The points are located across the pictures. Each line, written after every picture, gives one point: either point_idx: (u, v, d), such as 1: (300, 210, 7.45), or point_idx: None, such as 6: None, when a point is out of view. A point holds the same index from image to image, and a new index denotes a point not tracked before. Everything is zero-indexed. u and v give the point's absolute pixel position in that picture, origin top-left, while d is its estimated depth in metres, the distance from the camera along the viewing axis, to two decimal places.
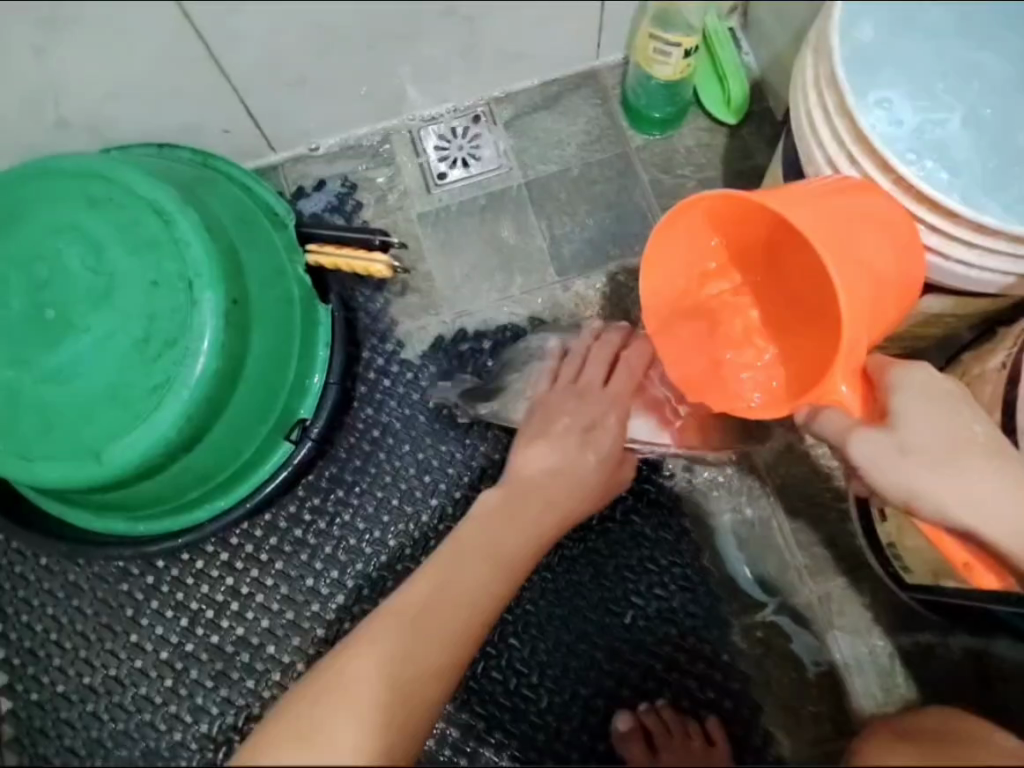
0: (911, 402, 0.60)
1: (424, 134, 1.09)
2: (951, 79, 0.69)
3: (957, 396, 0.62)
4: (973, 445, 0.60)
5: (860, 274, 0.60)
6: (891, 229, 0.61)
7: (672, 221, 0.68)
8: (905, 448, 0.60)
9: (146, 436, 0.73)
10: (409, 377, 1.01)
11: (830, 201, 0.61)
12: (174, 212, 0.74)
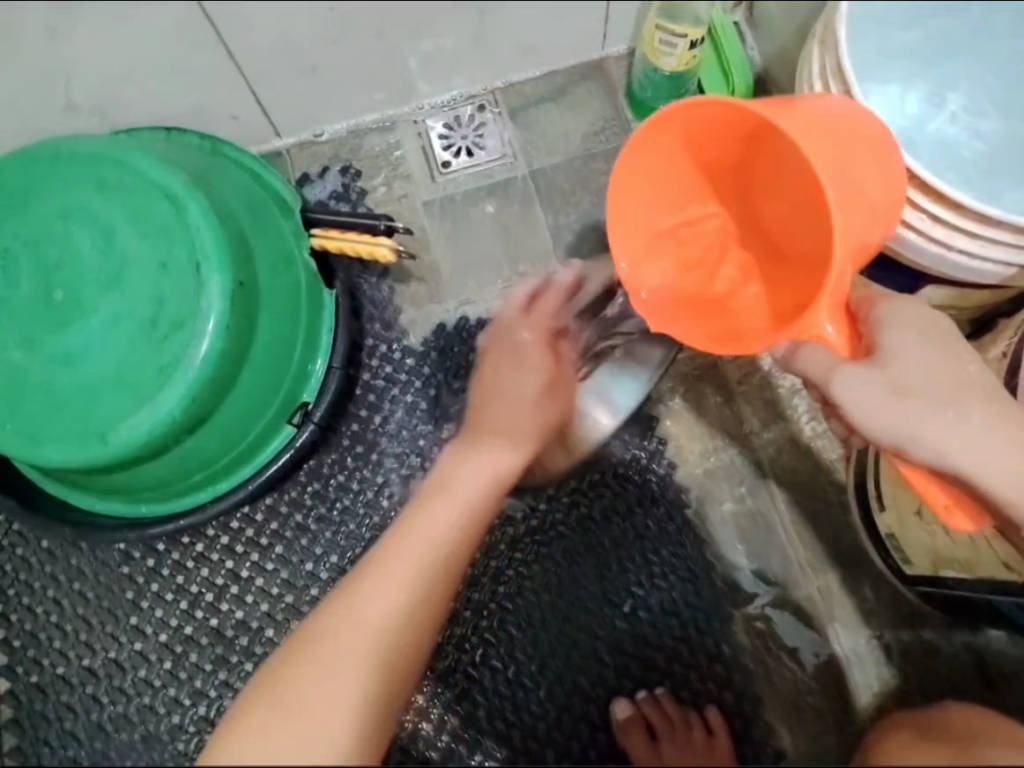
0: (895, 336, 0.61)
1: (430, 123, 1.09)
2: (961, 70, 0.68)
3: (935, 333, 0.63)
4: (952, 381, 0.61)
5: (852, 201, 0.58)
6: (880, 158, 0.61)
7: (650, 132, 0.64)
8: (891, 386, 0.60)
9: (150, 418, 0.73)
10: (411, 365, 1.01)
11: (818, 121, 0.59)
12: (184, 195, 0.74)
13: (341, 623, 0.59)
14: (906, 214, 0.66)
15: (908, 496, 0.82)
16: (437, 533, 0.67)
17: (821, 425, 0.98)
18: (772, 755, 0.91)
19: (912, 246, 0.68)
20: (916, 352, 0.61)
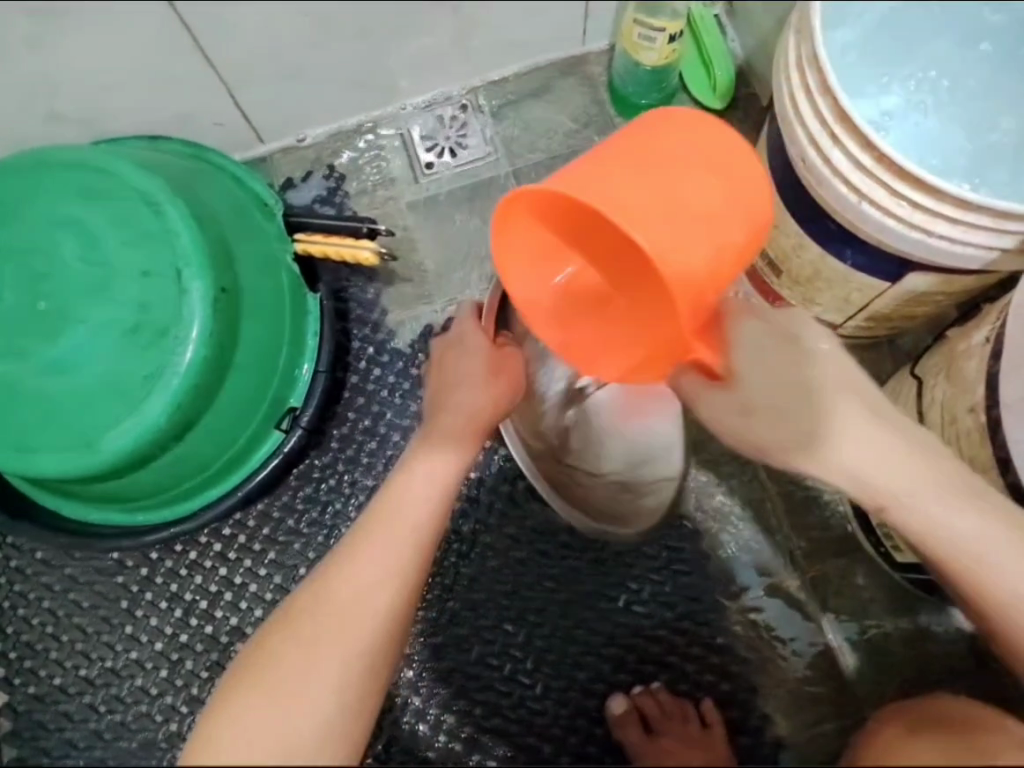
0: (746, 360, 0.61)
1: (413, 125, 1.09)
2: (937, 57, 0.68)
3: (806, 350, 0.62)
4: (816, 400, 0.60)
5: (690, 236, 0.54)
6: (719, 169, 0.55)
7: (501, 223, 0.63)
8: (744, 410, 0.63)
9: (137, 425, 0.73)
10: (400, 366, 1.01)
11: (636, 177, 0.54)
12: (165, 203, 0.74)
13: (326, 613, 0.60)
14: (886, 202, 0.66)
15: None
16: (411, 512, 0.67)
17: None
18: (770, 744, 0.91)
19: (893, 234, 0.68)
20: (766, 373, 0.61)
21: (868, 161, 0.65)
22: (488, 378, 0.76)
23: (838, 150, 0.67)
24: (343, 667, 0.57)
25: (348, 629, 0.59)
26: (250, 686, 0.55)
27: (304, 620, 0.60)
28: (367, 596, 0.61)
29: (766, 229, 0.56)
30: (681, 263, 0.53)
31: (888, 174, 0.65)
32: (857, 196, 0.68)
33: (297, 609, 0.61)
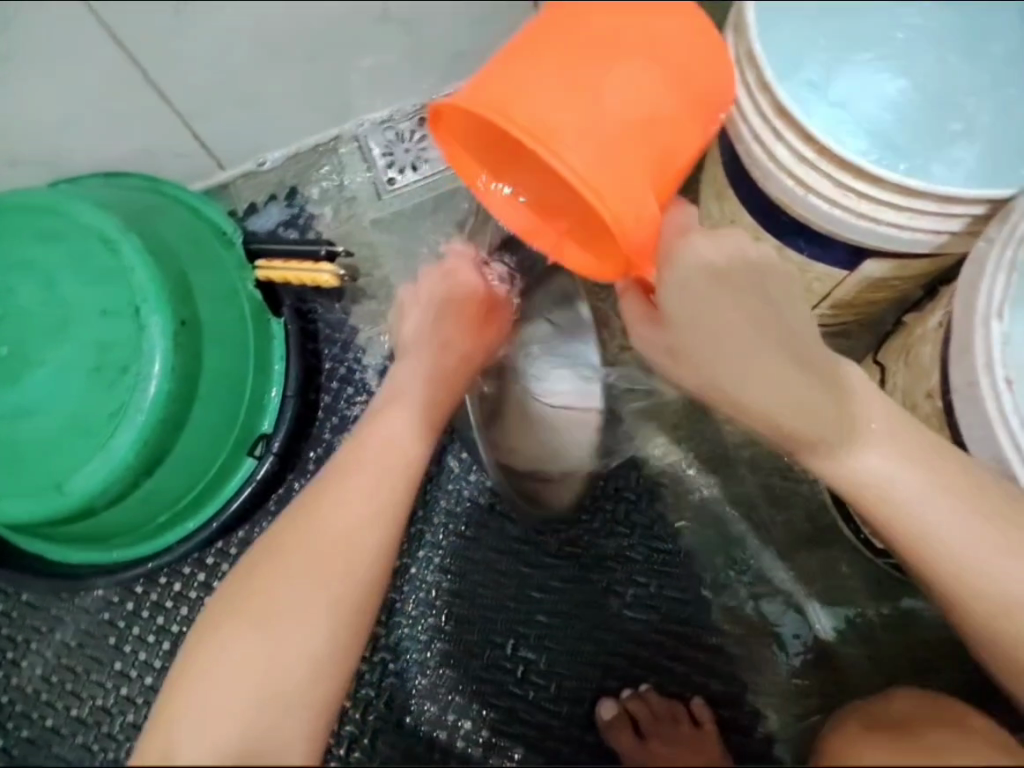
0: (677, 307, 0.64)
1: (371, 142, 1.07)
2: (872, 47, 0.69)
3: (739, 295, 0.64)
4: (738, 346, 0.64)
5: (624, 134, 0.56)
6: (652, 54, 0.57)
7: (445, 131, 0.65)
8: (671, 350, 0.67)
9: (105, 464, 0.73)
10: (371, 383, 1.02)
11: (559, 82, 0.56)
12: (119, 239, 0.73)
13: (310, 540, 0.62)
14: (832, 194, 0.67)
15: None
16: (391, 446, 0.70)
17: None
18: (764, 741, 0.91)
19: (842, 224, 0.68)
20: (720, 334, 0.64)
21: (810, 155, 0.66)
22: (459, 323, 0.80)
23: (782, 145, 0.67)
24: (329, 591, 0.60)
25: (332, 557, 0.61)
26: (236, 610, 0.58)
27: (285, 549, 0.61)
28: (349, 528, 0.63)
29: (711, 99, 0.60)
30: (613, 173, 0.56)
31: (831, 165, 0.65)
32: (803, 188, 0.68)
33: (285, 539, 0.62)
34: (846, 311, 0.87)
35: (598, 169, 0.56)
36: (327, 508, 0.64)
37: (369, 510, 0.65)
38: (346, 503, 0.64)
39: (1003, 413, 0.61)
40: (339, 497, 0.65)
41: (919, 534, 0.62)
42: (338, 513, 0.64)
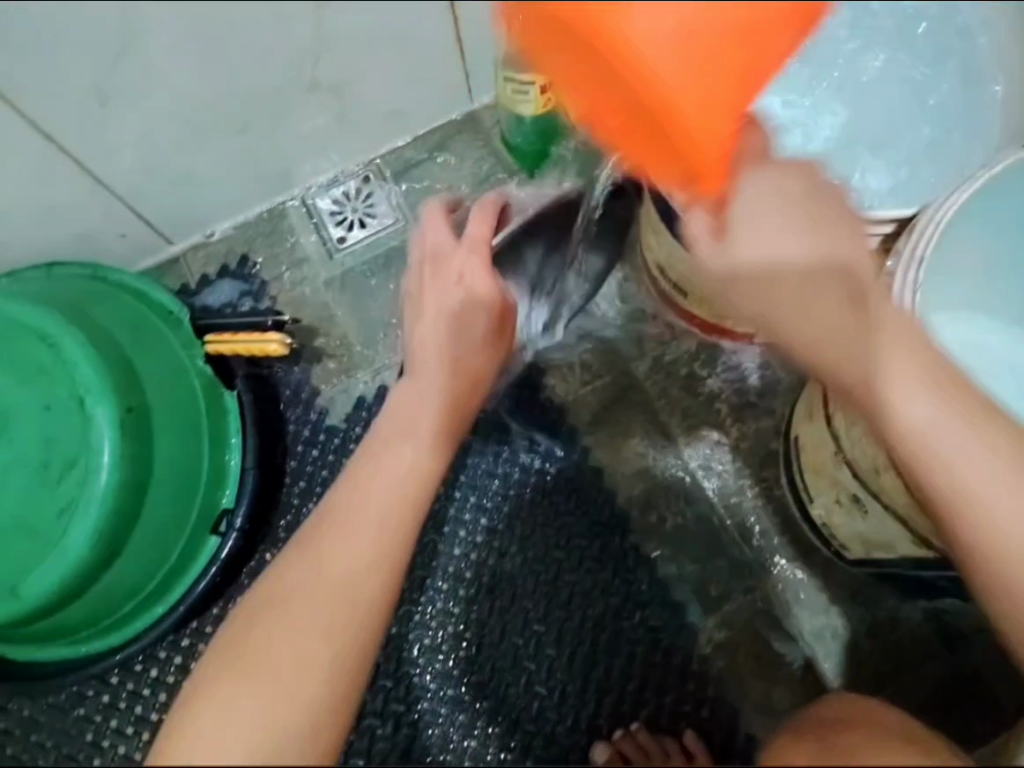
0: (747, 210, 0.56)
1: (319, 201, 1.09)
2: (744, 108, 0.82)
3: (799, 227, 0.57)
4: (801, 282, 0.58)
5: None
6: None
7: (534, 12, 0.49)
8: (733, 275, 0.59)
9: (60, 561, 0.73)
10: (336, 443, 1.01)
11: None
12: (59, 334, 0.75)
13: (315, 576, 0.58)
14: None
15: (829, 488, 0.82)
16: (388, 487, 0.65)
17: (747, 426, 0.99)
18: None
19: None
20: (818, 242, 0.57)
21: None
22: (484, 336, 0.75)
23: None
24: (339, 634, 0.56)
25: (338, 598, 0.58)
26: (241, 646, 0.54)
27: (290, 585, 0.58)
28: (354, 565, 0.60)
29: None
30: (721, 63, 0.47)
31: None
32: None
33: (281, 590, 0.58)
34: None
35: (686, 73, 0.46)
36: (336, 540, 0.61)
37: (372, 544, 0.62)
38: (351, 539, 0.61)
39: None
40: (344, 532, 0.62)
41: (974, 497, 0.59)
42: (343, 549, 0.60)
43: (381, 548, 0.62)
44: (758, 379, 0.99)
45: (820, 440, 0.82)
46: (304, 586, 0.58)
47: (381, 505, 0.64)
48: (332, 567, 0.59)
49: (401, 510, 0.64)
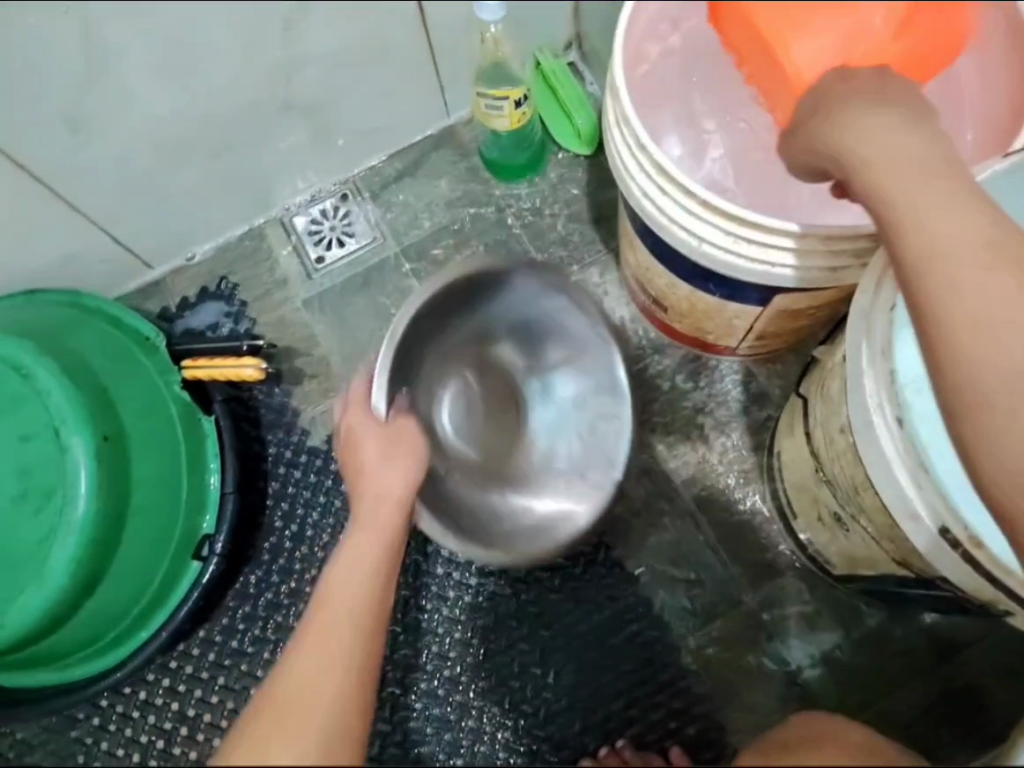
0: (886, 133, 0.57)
1: (297, 219, 1.09)
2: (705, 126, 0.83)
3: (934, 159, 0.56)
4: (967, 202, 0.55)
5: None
6: None
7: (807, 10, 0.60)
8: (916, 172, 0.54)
9: (40, 592, 0.73)
10: (318, 463, 1.00)
11: None
12: (31, 366, 0.75)
13: (312, 670, 0.50)
14: (725, 242, 0.68)
15: (808, 505, 0.82)
16: (348, 602, 0.56)
17: (730, 440, 0.99)
18: None
19: (737, 270, 0.70)
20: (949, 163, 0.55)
21: (695, 206, 0.67)
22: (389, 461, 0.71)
23: (667, 199, 0.68)
24: (352, 733, 0.47)
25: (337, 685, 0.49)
26: None
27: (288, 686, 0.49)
28: (346, 654, 0.52)
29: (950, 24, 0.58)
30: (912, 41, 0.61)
31: (717, 215, 0.67)
32: (698, 239, 0.69)
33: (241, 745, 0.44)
34: (773, 338, 0.89)
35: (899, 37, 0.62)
36: (324, 632, 0.53)
37: (356, 631, 0.54)
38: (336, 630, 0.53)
39: (900, 452, 0.58)
40: (327, 626, 0.54)
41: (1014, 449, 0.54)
42: (332, 639, 0.52)
43: (364, 633, 0.54)
44: (740, 393, 1.00)
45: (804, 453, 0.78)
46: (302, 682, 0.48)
47: (356, 598, 0.57)
48: (325, 659, 0.51)
49: (368, 619, 0.55)
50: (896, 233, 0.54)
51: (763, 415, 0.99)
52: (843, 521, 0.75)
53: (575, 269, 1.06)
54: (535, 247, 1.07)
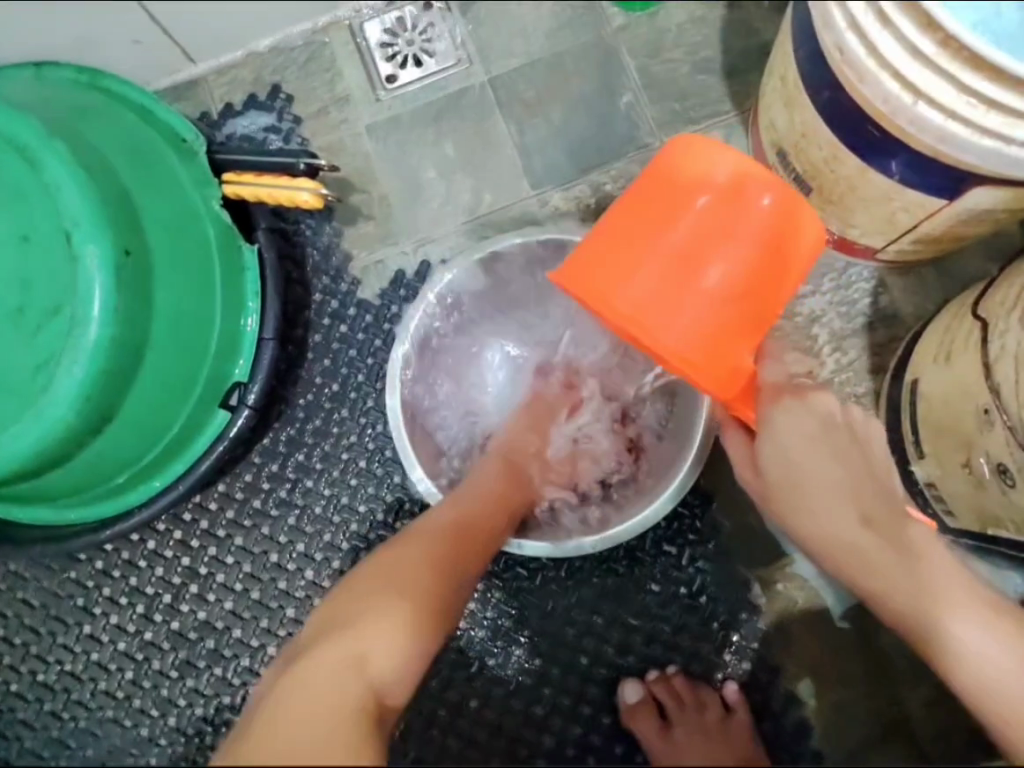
0: (751, 479, 0.64)
1: (367, 29, 0.91)
2: None
3: (779, 458, 0.59)
4: (814, 554, 0.62)
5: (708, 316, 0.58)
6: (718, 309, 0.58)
7: None
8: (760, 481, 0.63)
9: (40, 427, 0.62)
10: (367, 321, 0.87)
11: None
12: (40, 151, 0.61)
13: (408, 569, 0.54)
14: (951, 102, 0.54)
15: (951, 446, 0.70)
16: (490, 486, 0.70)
17: (844, 359, 0.86)
18: (800, 730, 0.81)
19: (957, 142, 0.56)
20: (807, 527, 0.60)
21: (929, 46, 0.53)
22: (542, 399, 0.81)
23: (888, 35, 0.54)
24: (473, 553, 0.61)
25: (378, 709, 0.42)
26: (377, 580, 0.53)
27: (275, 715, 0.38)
28: (427, 572, 0.55)
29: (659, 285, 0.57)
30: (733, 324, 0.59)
31: (954, 62, 0.52)
32: (912, 95, 0.55)
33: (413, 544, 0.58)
34: (923, 250, 0.78)
35: None
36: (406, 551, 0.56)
37: (422, 610, 0.51)
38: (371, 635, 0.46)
39: None
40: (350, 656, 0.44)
41: (813, 551, 0.61)
42: (417, 550, 0.57)
43: (434, 601, 0.52)
44: (866, 305, 0.86)
45: (968, 387, 0.66)
46: (294, 719, 0.37)
47: (491, 490, 0.69)
48: (419, 566, 0.55)
49: (484, 521, 0.65)
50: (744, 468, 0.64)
51: (889, 335, 0.86)
52: (1007, 473, 0.63)
53: (693, 129, 0.88)
54: (648, 97, 0.89)
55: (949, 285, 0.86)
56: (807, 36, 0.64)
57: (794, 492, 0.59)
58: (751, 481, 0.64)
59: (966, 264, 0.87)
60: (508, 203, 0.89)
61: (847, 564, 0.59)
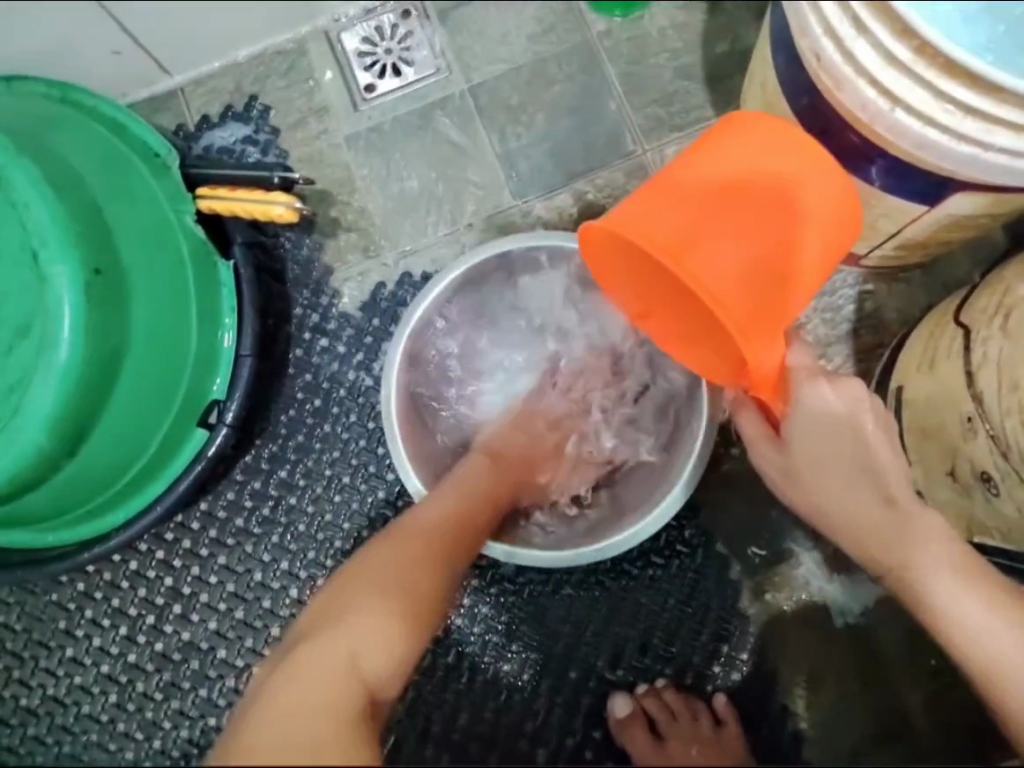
0: (767, 457, 0.63)
1: (346, 38, 0.90)
2: None
3: (806, 439, 0.59)
4: (827, 525, 0.63)
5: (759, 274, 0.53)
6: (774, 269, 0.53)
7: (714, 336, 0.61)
8: (780, 465, 0.62)
9: (11, 450, 0.61)
10: (349, 333, 0.85)
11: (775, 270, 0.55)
12: (7, 169, 0.60)
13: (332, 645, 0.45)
14: (928, 110, 0.53)
15: (935, 454, 0.70)
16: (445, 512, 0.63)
17: (831, 365, 0.85)
18: (793, 740, 0.80)
19: (933, 147, 0.55)
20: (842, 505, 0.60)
21: (905, 52, 0.52)
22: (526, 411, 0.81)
23: (863, 39, 0.53)
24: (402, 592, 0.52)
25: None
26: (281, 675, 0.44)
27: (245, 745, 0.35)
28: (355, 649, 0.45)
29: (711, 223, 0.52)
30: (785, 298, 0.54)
31: (931, 69, 0.52)
32: (889, 102, 0.55)
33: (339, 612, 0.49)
34: (904, 257, 0.78)
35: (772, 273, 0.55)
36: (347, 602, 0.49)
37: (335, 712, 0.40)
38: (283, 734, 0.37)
39: None
40: (322, 678, 0.42)
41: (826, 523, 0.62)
42: (408, 560, 0.55)
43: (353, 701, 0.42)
44: (850, 310, 0.86)
45: (950, 393, 0.66)
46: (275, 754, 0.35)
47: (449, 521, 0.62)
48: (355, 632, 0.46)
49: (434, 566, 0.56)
50: (756, 447, 0.63)
51: (875, 340, 0.85)
52: (991, 481, 0.63)
53: (677, 136, 0.88)
54: (629, 104, 0.88)
55: (933, 288, 0.86)
56: (785, 41, 0.64)
57: (816, 470, 0.60)
58: (770, 466, 0.63)
59: (950, 266, 0.86)
60: (490, 212, 0.88)
61: (873, 538, 0.60)
